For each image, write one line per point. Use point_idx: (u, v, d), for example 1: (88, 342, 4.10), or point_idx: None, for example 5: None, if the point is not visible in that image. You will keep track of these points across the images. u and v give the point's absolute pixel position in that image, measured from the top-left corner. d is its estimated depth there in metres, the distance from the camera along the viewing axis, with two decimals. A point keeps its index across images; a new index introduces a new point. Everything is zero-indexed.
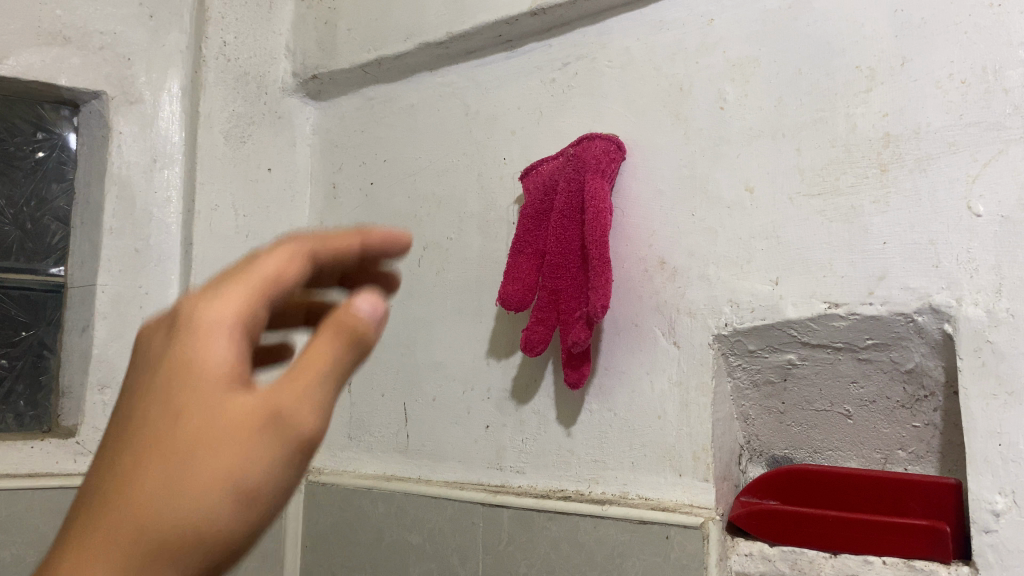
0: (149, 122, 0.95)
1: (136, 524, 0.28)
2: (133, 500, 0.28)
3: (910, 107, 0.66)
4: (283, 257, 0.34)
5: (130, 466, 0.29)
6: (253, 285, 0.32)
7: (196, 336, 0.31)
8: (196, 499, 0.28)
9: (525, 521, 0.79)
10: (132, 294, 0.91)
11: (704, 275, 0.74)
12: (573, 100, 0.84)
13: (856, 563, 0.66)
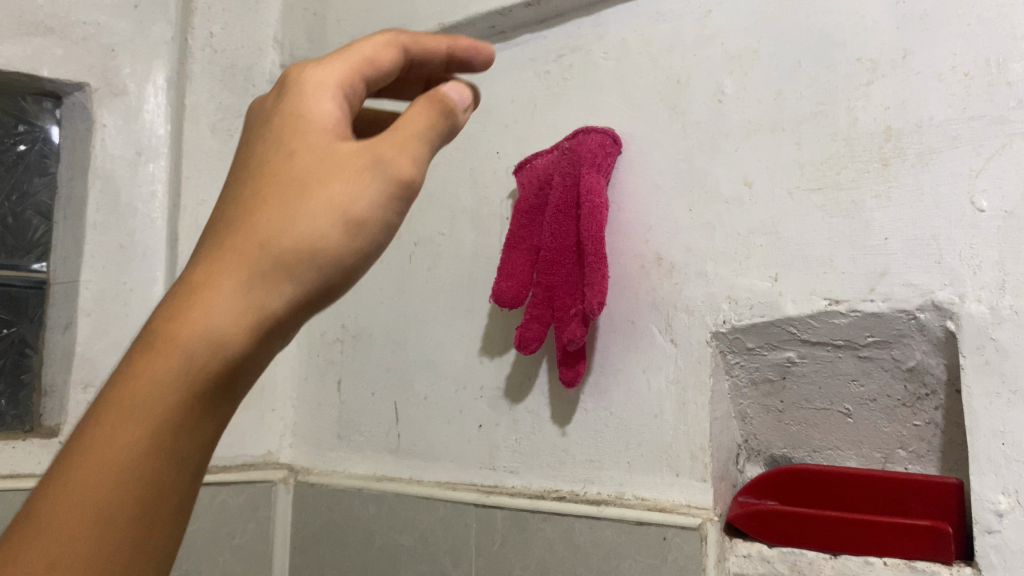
0: (134, 115, 0.92)
1: (265, 237, 0.33)
2: (265, 214, 0.33)
3: (912, 100, 0.65)
4: (378, 44, 0.40)
5: (260, 190, 0.35)
6: (347, 55, 0.39)
7: (305, 89, 0.38)
8: (319, 205, 0.34)
9: (519, 522, 0.77)
10: (116, 290, 0.89)
11: (702, 272, 0.73)
12: (568, 94, 0.83)
13: (856, 564, 0.65)
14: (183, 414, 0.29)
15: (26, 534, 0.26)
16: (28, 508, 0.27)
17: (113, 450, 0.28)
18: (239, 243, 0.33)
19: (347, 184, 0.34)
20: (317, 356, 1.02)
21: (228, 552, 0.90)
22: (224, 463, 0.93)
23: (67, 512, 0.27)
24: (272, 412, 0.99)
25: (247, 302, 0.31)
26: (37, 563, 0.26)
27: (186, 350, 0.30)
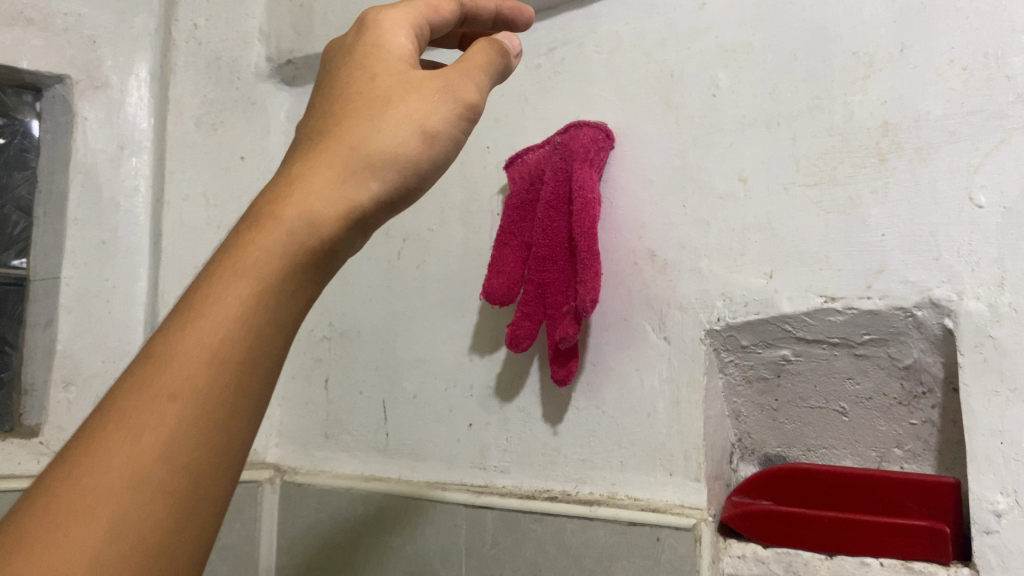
0: (116, 108, 0.90)
1: (358, 140, 0.40)
2: (356, 124, 0.41)
3: (909, 95, 0.64)
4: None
5: (347, 109, 0.42)
6: (415, 1, 0.48)
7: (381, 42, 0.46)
8: (398, 126, 0.41)
9: (509, 522, 0.76)
10: (98, 287, 0.87)
11: (696, 269, 0.72)
12: (560, 87, 0.82)
13: (852, 565, 0.64)
14: (293, 272, 0.35)
15: (157, 363, 0.31)
16: (160, 338, 0.32)
17: (235, 293, 0.33)
18: (333, 146, 0.39)
19: (419, 112, 0.42)
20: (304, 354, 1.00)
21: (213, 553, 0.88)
22: None
23: (196, 344, 0.31)
24: None
25: (345, 187, 0.37)
26: (170, 384, 0.30)
27: (299, 217, 0.35)
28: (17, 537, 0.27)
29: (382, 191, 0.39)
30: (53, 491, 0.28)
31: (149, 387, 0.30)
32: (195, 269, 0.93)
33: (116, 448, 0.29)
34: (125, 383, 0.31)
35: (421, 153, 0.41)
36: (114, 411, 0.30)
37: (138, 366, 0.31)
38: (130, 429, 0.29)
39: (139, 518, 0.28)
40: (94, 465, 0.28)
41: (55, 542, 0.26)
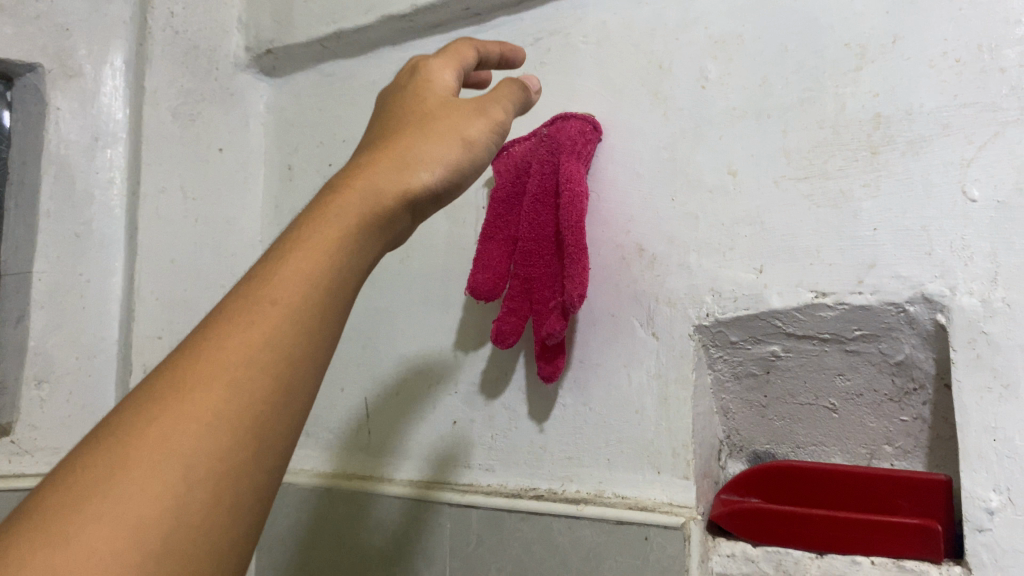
0: (91, 99, 0.87)
1: (426, 130, 0.44)
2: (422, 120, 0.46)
3: (902, 87, 0.63)
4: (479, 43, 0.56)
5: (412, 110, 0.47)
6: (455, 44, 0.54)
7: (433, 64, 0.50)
8: (456, 128, 0.45)
9: (495, 521, 0.75)
10: (71, 283, 0.84)
11: (685, 263, 0.71)
12: (546, 78, 0.81)
13: (843, 564, 0.63)
14: (369, 227, 0.38)
15: (265, 279, 0.34)
16: (257, 269, 0.35)
17: (323, 236, 0.36)
18: (395, 143, 0.43)
19: (467, 126, 0.46)
20: None
21: None
22: None
23: (294, 271, 0.35)
24: None
25: (408, 173, 0.41)
26: (279, 294, 0.34)
27: (371, 189, 0.39)
28: (138, 409, 0.30)
29: (439, 178, 0.42)
30: (171, 374, 0.31)
31: (249, 303, 0.33)
32: (172, 263, 0.91)
33: (226, 341, 0.32)
34: (227, 301, 0.34)
35: (467, 157, 0.45)
36: (221, 319, 0.33)
37: (238, 290, 0.34)
38: (235, 331, 0.32)
39: (242, 401, 0.30)
40: (206, 356, 0.31)
41: (174, 411, 0.29)
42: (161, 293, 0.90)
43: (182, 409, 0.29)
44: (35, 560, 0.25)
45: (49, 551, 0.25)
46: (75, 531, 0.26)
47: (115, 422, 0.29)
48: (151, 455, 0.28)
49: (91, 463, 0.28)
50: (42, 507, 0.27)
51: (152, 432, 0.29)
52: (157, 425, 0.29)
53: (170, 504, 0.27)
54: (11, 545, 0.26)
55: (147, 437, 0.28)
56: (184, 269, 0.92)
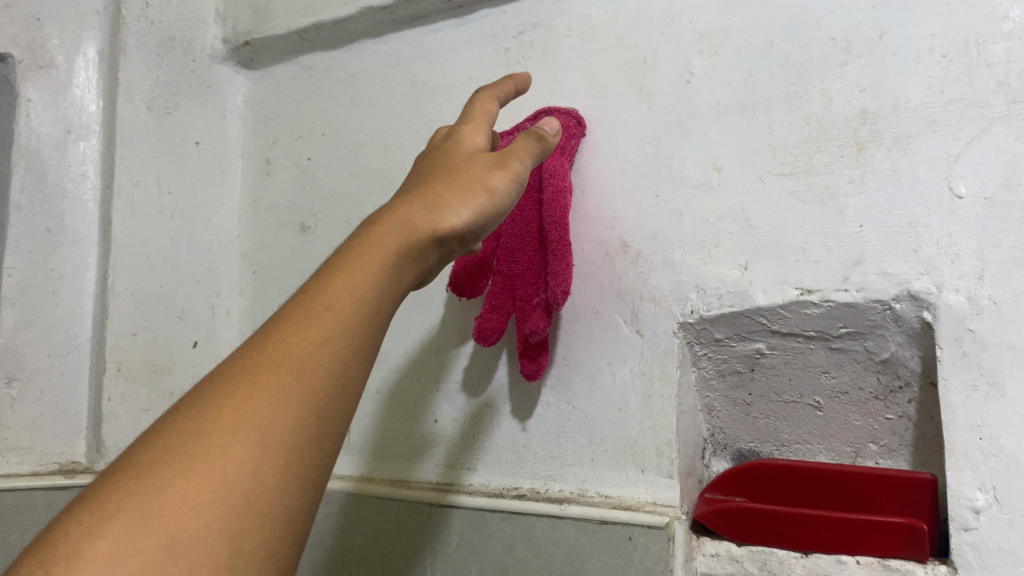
0: (62, 90, 0.84)
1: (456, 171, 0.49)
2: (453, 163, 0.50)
3: (888, 82, 0.62)
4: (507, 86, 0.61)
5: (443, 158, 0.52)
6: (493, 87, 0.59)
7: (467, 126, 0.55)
8: (482, 166, 0.50)
9: (477, 521, 0.74)
10: (43, 278, 0.82)
11: (669, 260, 0.70)
12: (529, 72, 0.79)
13: (828, 563, 0.63)
14: (405, 250, 0.42)
15: (319, 287, 0.38)
16: (309, 283, 0.39)
17: (367, 257, 0.40)
18: (426, 189, 0.47)
19: (491, 171, 0.50)
20: None
21: None
22: None
23: (348, 279, 0.38)
24: None
25: (439, 213, 0.45)
26: (336, 298, 0.37)
27: (405, 223, 0.43)
28: (215, 389, 0.33)
29: (467, 217, 0.46)
30: (239, 363, 0.34)
31: (305, 307, 0.37)
32: (147, 258, 0.89)
33: (291, 335, 0.35)
34: (285, 307, 0.38)
35: (494, 202, 0.49)
36: (282, 319, 0.36)
37: (293, 300, 0.38)
38: (299, 327, 0.36)
39: (303, 383, 0.34)
40: (270, 346, 0.35)
41: (245, 390, 0.33)
42: (135, 289, 0.87)
43: (255, 386, 0.33)
44: (131, 507, 0.29)
45: (143, 501, 0.29)
46: (165, 485, 0.29)
47: (192, 400, 0.33)
48: (228, 425, 0.31)
49: (174, 432, 0.31)
50: (140, 463, 0.30)
51: (227, 406, 0.32)
52: (230, 402, 0.32)
53: (246, 464, 0.31)
54: (110, 495, 0.29)
55: (224, 410, 0.32)
56: (159, 265, 0.90)
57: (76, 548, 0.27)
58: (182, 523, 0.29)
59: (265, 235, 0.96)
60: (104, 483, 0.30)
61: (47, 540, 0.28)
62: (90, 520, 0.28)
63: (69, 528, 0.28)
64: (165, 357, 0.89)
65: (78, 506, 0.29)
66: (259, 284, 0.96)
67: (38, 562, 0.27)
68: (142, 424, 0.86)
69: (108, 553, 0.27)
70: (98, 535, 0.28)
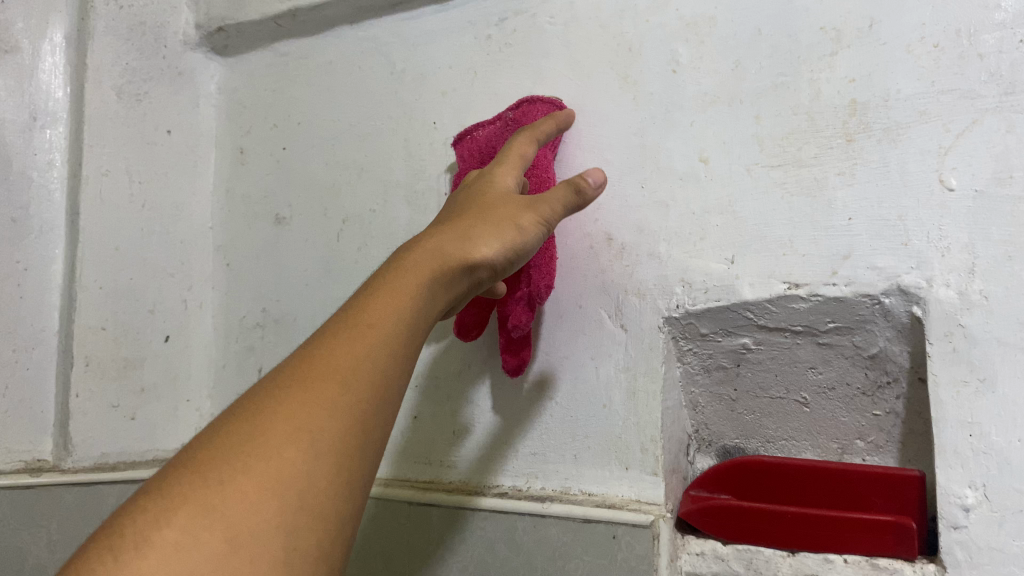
0: (28, 75, 0.81)
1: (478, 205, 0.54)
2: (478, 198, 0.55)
3: (878, 72, 0.61)
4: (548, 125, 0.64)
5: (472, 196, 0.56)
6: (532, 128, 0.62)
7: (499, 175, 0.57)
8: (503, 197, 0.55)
9: (457, 520, 0.72)
10: (7, 271, 0.80)
11: (655, 254, 0.69)
12: (510, 60, 0.77)
13: (815, 562, 0.62)
14: (434, 280, 0.46)
15: (360, 311, 0.43)
16: (346, 308, 0.44)
17: (399, 286, 0.44)
18: (458, 220, 0.51)
19: (525, 203, 0.53)
20: (235, 341, 0.92)
21: None
22: (132, 460, 0.85)
23: (386, 304, 0.43)
24: (187, 402, 0.91)
25: (475, 241, 0.49)
26: (375, 320, 0.42)
27: (435, 254, 0.47)
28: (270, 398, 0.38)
29: (501, 245, 0.50)
30: (290, 376, 0.39)
31: (346, 329, 0.41)
32: (116, 250, 0.85)
33: (336, 352, 0.40)
34: (325, 329, 0.42)
35: (530, 225, 0.52)
36: (329, 337, 0.41)
37: (332, 322, 0.43)
38: (343, 345, 0.40)
39: (344, 398, 0.38)
40: (314, 363, 0.39)
41: (293, 402, 0.37)
42: (104, 282, 0.84)
43: (306, 396, 0.37)
44: (193, 500, 0.33)
45: (204, 496, 0.33)
46: (224, 482, 0.33)
47: (242, 410, 0.37)
48: (280, 432, 0.36)
49: (228, 436, 0.36)
50: (205, 459, 0.35)
51: (277, 415, 0.36)
52: (284, 410, 0.37)
53: (296, 466, 0.35)
54: (174, 491, 0.33)
55: (279, 415, 0.36)
56: (130, 257, 0.87)
57: (142, 536, 0.31)
58: (239, 517, 0.33)
59: (240, 226, 0.94)
60: (166, 480, 0.34)
61: (115, 528, 0.32)
62: (156, 512, 0.32)
63: (136, 518, 0.32)
64: (135, 352, 0.86)
65: (144, 499, 0.33)
66: (234, 277, 0.93)
67: (109, 544, 0.32)
68: (111, 420, 0.83)
69: (173, 540, 0.31)
70: (164, 525, 0.32)
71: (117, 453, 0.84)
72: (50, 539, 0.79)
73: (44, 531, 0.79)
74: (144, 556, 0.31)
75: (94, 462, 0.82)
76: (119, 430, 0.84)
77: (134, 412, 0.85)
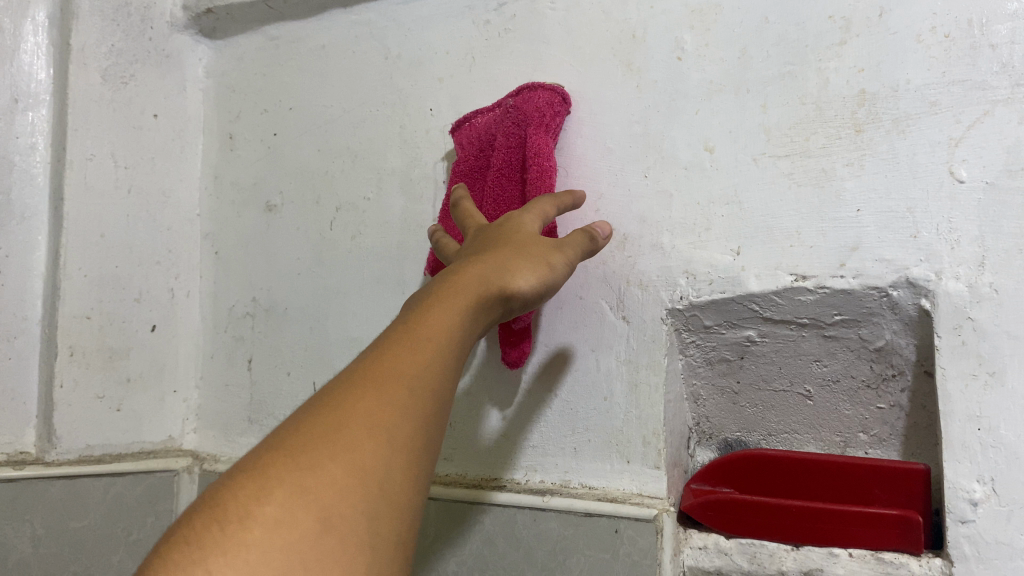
0: (9, 56, 0.78)
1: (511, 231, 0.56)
2: (510, 224, 0.57)
3: (887, 62, 0.60)
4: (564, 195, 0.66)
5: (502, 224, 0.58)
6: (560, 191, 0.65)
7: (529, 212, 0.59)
8: (532, 226, 0.57)
9: (454, 514, 0.71)
10: None
11: (658, 244, 0.68)
12: (510, 46, 0.76)
13: (820, 557, 0.61)
14: (480, 302, 0.48)
15: (418, 320, 0.45)
16: (403, 321, 0.46)
17: (447, 307, 0.46)
18: (496, 247, 0.54)
19: (554, 245, 0.56)
20: (224, 331, 0.91)
21: (123, 550, 0.79)
22: (118, 453, 0.83)
23: (442, 315, 0.45)
24: (173, 393, 0.89)
25: (515, 271, 0.51)
26: (433, 330, 0.44)
27: (478, 279, 0.49)
28: (345, 393, 0.39)
29: (535, 279, 0.51)
30: (361, 375, 0.40)
31: (407, 336, 0.43)
32: (101, 237, 0.83)
33: (402, 356, 0.42)
34: (386, 337, 0.44)
35: (561, 265, 0.55)
36: (391, 341, 0.43)
37: (391, 332, 0.44)
38: (406, 351, 0.42)
39: (412, 399, 0.40)
40: (382, 366, 0.41)
41: (369, 397, 0.39)
42: (89, 270, 0.81)
43: (380, 394, 0.39)
44: (288, 483, 0.34)
45: (298, 476, 0.35)
46: (316, 467, 0.35)
47: (321, 402, 0.39)
48: (360, 424, 0.38)
49: (313, 423, 0.38)
50: (293, 445, 0.36)
51: (358, 409, 0.38)
52: (362, 405, 0.38)
53: (376, 457, 0.37)
54: (268, 470, 0.35)
55: (358, 409, 0.38)
56: (115, 245, 0.84)
57: (245, 510, 0.33)
58: (332, 499, 0.34)
59: (228, 214, 0.92)
60: (257, 461, 0.36)
61: (215, 504, 0.34)
62: (254, 490, 0.34)
63: (235, 492, 0.34)
64: (121, 342, 0.84)
65: (239, 477, 0.35)
66: (221, 266, 0.92)
67: (214, 519, 0.33)
68: (96, 412, 0.81)
69: (274, 516, 0.33)
70: (263, 501, 0.33)
71: (102, 446, 0.82)
72: (34, 534, 0.77)
73: (29, 525, 0.77)
74: (250, 532, 0.32)
75: (78, 453, 0.80)
76: (105, 421, 0.82)
77: (119, 403, 0.83)
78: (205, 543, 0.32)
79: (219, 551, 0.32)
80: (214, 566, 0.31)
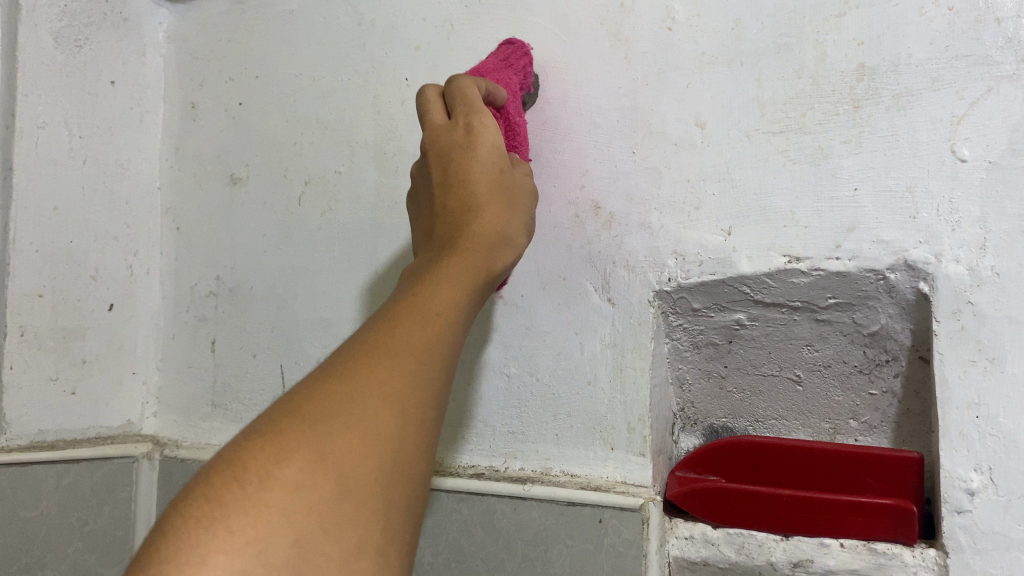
0: None
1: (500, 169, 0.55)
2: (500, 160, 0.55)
3: (889, 35, 0.58)
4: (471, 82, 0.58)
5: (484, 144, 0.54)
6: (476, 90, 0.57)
7: (485, 118, 0.55)
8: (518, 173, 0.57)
9: (431, 503, 0.68)
10: None
11: (646, 224, 0.65)
12: (490, 13, 0.72)
13: (811, 547, 0.59)
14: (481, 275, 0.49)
15: (423, 295, 0.45)
16: (408, 292, 0.46)
17: (452, 282, 0.46)
18: (495, 203, 0.53)
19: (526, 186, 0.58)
20: (186, 310, 0.86)
21: (78, 540, 0.77)
22: (73, 438, 0.79)
23: (448, 290, 0.46)
24: (132, 375, 0.85)
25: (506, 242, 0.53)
26: (438, 306, 0.44)
27: (478, 256, 0.50)
28: (358, 360, 0.39)
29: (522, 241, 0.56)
30: (371, 344, 0.40)
31: (418, 308, 0.44)
32: (54, 210, 0.78)
33: (413, 330, 0.42)
34: (392, 307, 0.44)
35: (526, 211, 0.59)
36: (399, 311, 0.43)
37: (401, 301, 0.44)
38: (412, 325, 0.42)
39: (422, 375, 0.40)
40: (390, 336, 0.41)
41: (382, 368, 0.39)
42: (41, 244, 0.76)
43: (393, 368, 0.39)
44: (308, 446, 0.35)
45: (317, 441, 0.35)
46: (331, 434, 0.35)
47: (332, 367, 0.39)
48: (374, 392, 0.38)
49: (327, 388, 0.38)
50: (309, 410, 0.36)
51: (371, 378, 0.38)
52: (375, 371, 0.39)
53: (388, 426, 0.37)
54: (286, 432, 0.35)
55: (372, 379, 0.38)
56: (68, 218, 0.79)
57: (266, 469, 0.33)
58: (349, 469, 0.35)
59: (190, 187, 0.87)
60: (273, 423, 0.36)
61: (235, 460, 0.34)
62: (272, 452, 0.34)
63: (254, 452, 0.34)
64: (76, 321, 0.79)
65: (256, 437, 0.35)
66: (183, 242, 0.87)
67: (235, 475, 0.33)
68: (49, 395, 0.77)
69: (294, 478, 0.33)
70: (283, 463, 0.34)
71: (56, 431, 0.77)
72: None
73: None
74: (269, 494, 0.33)
75: (30, 439, 0.75)
76: (58, 406, 0.77)
77: (74, 386, 0.79)
78: (224, 501, 0.32)
79: (238, 511, 0.32)
80: (236, 526, 0.31)
